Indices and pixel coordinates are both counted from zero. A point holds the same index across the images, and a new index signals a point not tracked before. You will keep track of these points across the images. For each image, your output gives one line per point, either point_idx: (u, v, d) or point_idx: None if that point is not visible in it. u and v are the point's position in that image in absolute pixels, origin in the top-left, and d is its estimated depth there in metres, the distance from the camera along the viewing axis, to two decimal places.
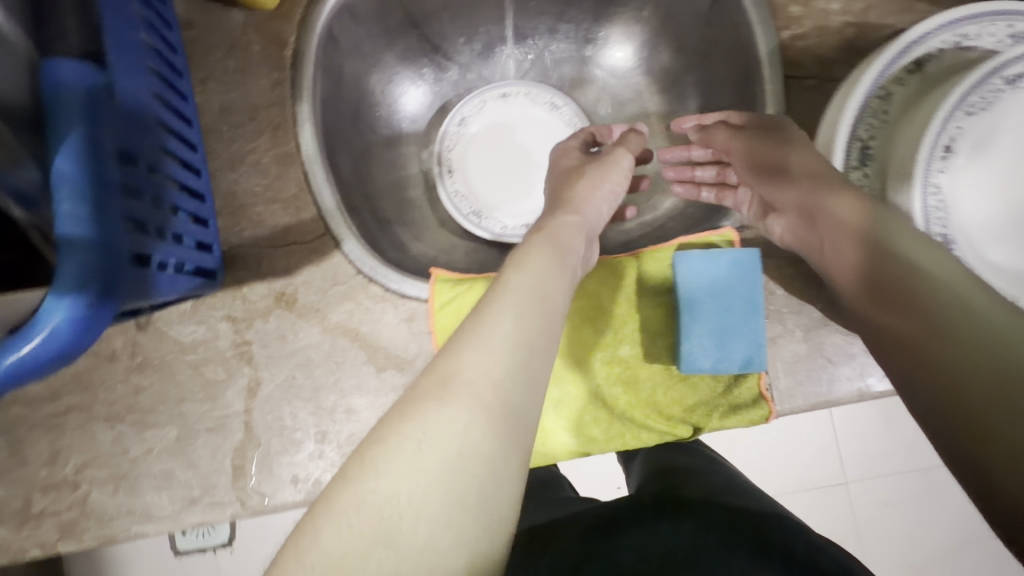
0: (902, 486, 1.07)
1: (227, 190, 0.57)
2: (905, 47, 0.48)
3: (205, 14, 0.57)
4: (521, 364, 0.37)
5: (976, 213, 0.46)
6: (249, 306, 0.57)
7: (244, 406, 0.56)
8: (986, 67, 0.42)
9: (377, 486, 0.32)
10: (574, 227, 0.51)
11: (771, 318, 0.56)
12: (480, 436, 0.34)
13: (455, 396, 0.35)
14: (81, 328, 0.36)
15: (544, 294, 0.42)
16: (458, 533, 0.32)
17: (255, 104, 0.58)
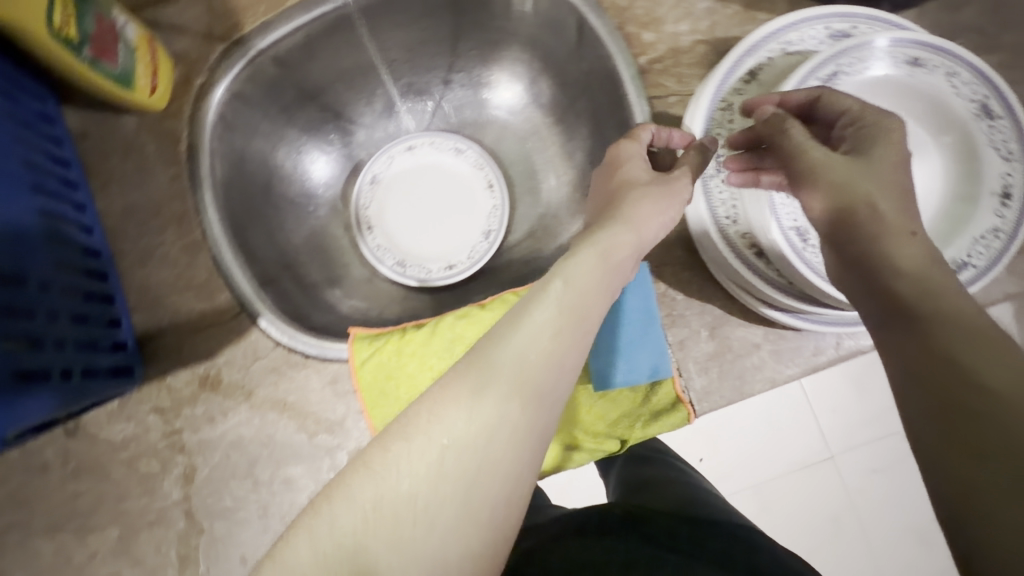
0: (880, 452, 1.00)
1: (139, 286, 0.59)
2: (735, 61, 0.53)
3: (98, 124, 0.60)
4: (550, 386, 0.38)
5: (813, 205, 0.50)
6: (175, 395, 0.58)
7: (182, 494, 0.57)
8: (800, 72, 0.47)
9: (399, 483, 0.34)
10: (629, 249, 0.45)
11: (680, 323, 0.58)
12: (502, 450, 0.36)
13: (483, 402, 0.36)
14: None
15: (585, 308, 0.41)
16: (464, 546, 0.33)
17: (157, 201, 0.60)
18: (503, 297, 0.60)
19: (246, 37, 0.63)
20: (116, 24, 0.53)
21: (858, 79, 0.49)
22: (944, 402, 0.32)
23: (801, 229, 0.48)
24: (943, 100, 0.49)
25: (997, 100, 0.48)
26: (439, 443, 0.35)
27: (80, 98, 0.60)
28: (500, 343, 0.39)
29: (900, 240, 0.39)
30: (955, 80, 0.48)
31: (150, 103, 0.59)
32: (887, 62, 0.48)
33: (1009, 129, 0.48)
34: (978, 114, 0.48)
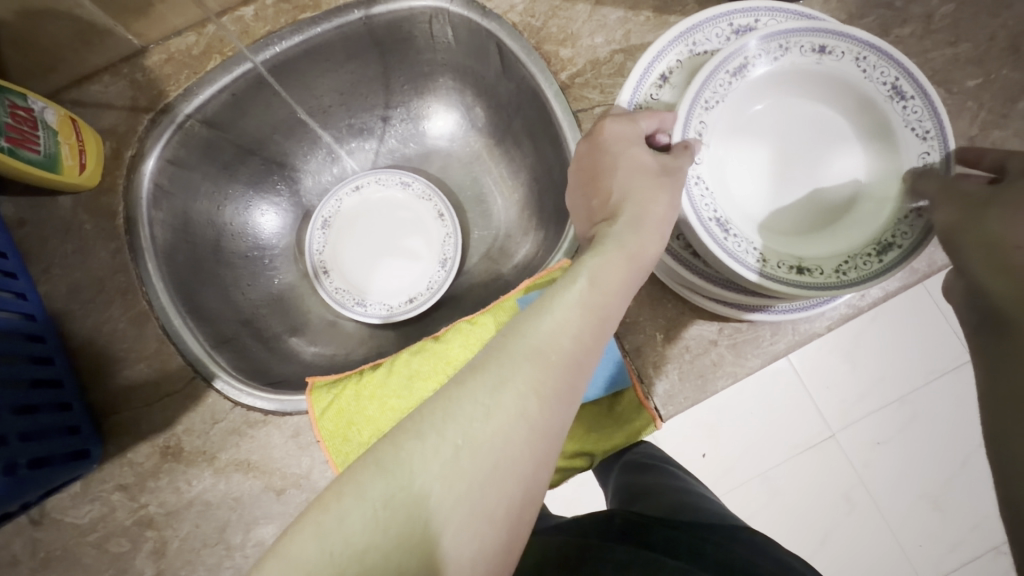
0: (886, 424, 0.97)
1: (92, 365, 0.58)
2: (646, 68, 0.54)
3: (34, 209, 0.60)
4: (569, 387, 0.35)
5: (731, 195, 0.51)
6: (138, 469, 0.57)
7: (155, 569, 0.56)
8: (709, 67, 0.48)
9: (410, 483, 0.31)
10: (651, 240, 0.42)
11: (634, 330, 0.58)
12: (520, 451, 0.33)
13: (502, 402, 0.33)
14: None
15: (608, 303, 0.38)
16: (478, 547, 0.31)
17: (100, 277, 0.60)
18: (458, 324, 0.59)
19: (172, 104, 0.64)
20: (32, 110, 0.55)
21: (766, 72, 0.50)
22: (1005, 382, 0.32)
23: (721, 220, 0.48)
24: (854, 85, 0.49)
25: (907, 81, 0.47)
26: (456, 442, 0.32)
27: (14, 185, 0.60)
28: (520, 337, 0.35)
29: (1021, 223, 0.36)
30: (864, 65, 0.48)
31: (82, 182, 0.59)
32: (794, 52, 0.49)
33: (923, 108, 0.47)
34: (891, 96, 0.48)
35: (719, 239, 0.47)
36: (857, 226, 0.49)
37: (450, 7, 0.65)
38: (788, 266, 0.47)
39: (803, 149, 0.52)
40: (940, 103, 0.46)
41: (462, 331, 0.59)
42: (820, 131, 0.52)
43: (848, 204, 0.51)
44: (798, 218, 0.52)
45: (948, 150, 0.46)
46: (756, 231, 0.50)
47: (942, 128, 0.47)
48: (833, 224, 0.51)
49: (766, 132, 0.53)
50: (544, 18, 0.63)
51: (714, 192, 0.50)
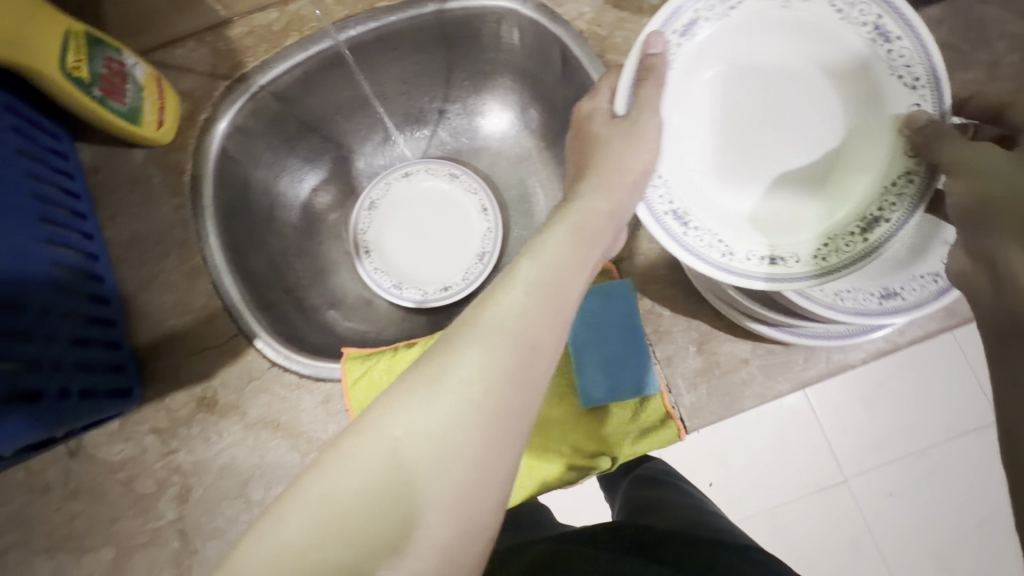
0: (902, 475, 0.96)
1: (141, 312, 0.61)
2: None
3: (109, 159, 0.64)
4: (522, 362, 0.34)
5: (699, 163, 0.50)
6: (172, 415, 0.59)
7: (176, 514, 0.58)
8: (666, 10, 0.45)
9: (349, 483, 0.31)
10: (603, 217, 0.44)
11: (665, 339, 0.59)
12: (465, 436, 0.32)
13: (444, 389, 0.33)
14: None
15: (562, 285, 0.38)
16: (432, 543, 0.31)
17: (160, 229, 0.63)
18: None
19: (248, 75, 0.67)
20: (125, 65, 0.58)
21: (719, 24, 0.48)
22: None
23: (678, 213, 0.48)
24: (829, 27, 0.46)
25: (891, 19, 0.43)
26: (397, 434, 0.32)
27: (94, 134, 0.64)
28: (467, 324, 0.36)
29: None
30: (838, 4, 0.45)
31: (157, 138, 0.62)
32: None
33: (912, 50, 0.43)
34: (875, 37, 0.45)
35: (677, 237, 0.46)
36: (831, 202, 0.48)
37: (521, 10, 0.67)
38: (760, 259, 0.47)
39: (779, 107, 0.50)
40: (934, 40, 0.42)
41: None
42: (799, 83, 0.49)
43: (832, 166, 0.49)
44: (780, 184, 0.50)
45: (941, 97, 0.43)
46: (723, 216, 0.49)
47: (934, 73, 0.43)
48: (817, 193, 0.49)
49: (737, 87, 0.50)
50: (610, 28, 0.65)
51: (673, 182, 0.49)
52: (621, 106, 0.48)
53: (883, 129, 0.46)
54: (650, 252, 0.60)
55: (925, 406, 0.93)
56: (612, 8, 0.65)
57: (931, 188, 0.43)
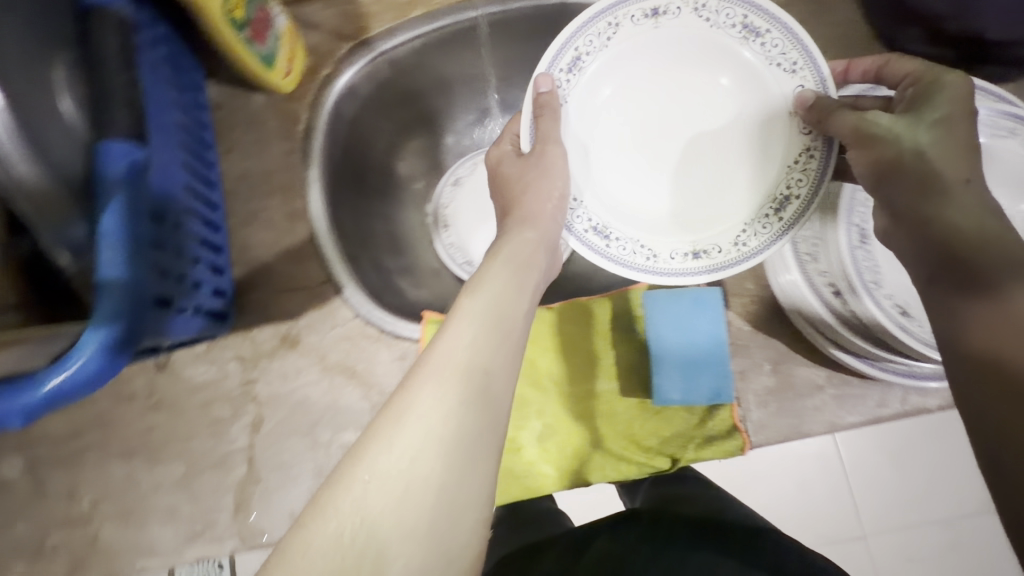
0: (928, 544, 0.88)
1: (242, 245, 0.64)
2: None
3: (232, 98, 0.67)
4: (477, 391, 0.37)
5: (618, 175, 0.56)
6: (256, 347, 0.62)
7: (247, 441, 0.60)
8: (553, 46, 0.50)
9: (321, 540, 0.30)
10: (532, 248, 0.49)
11: (741, 352, 0.59)
12: (430, 469, 0.33)
13: (409, 421, 0.35)
14: (93, 376, 0.37)
15: (505, 321, 0.42)
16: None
17: (271, 171, 0.66)
18: (569, 303, 0.60)
19: (371, 39, 0.70)
20: (271, 15, 0.61)
21: (603, 55, 0.53)
22: (1003, 390, 0.31)
23: (598, 228, 0.54)
24: (702, 35, 0.52)
25: (756, 17, 0.49)
26: (368, 470, 0.33)
27: (221, 72, 0.67)
28: (419, 365, 0.38)
29: (963, 205, 0.37)
30: (705, 13, 0.51)
31: (282, 86, 0.65)
32: (629, 22, 0.52)
33: (781, 38, 0.49)
34: (746, 34, 0.51)
35: (595, 248, 0.52)
36: (743, 188, 0.53)
37: None
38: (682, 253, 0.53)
39: (678, 114, 0.56)
40: (802, 33, 0.48)
41: (571, 311, 0.60)
42: (692, 88, 0.55)
43: (744, 155, 0.54)
44: (694, 182, 0.55)
45: (818, 70, 0.48)
46: (643, 224, 0.55)
47: (808, 54, 0.48)
48: (728, 182, 0.54)
49: (635, 101, 0.56)
50: None
51: (596, 202, 0.55)
52: (526, 144, 0.54)
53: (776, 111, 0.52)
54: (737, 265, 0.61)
55: (960, 477, 0.84)
56: None
57: (831, 156, 0.49)
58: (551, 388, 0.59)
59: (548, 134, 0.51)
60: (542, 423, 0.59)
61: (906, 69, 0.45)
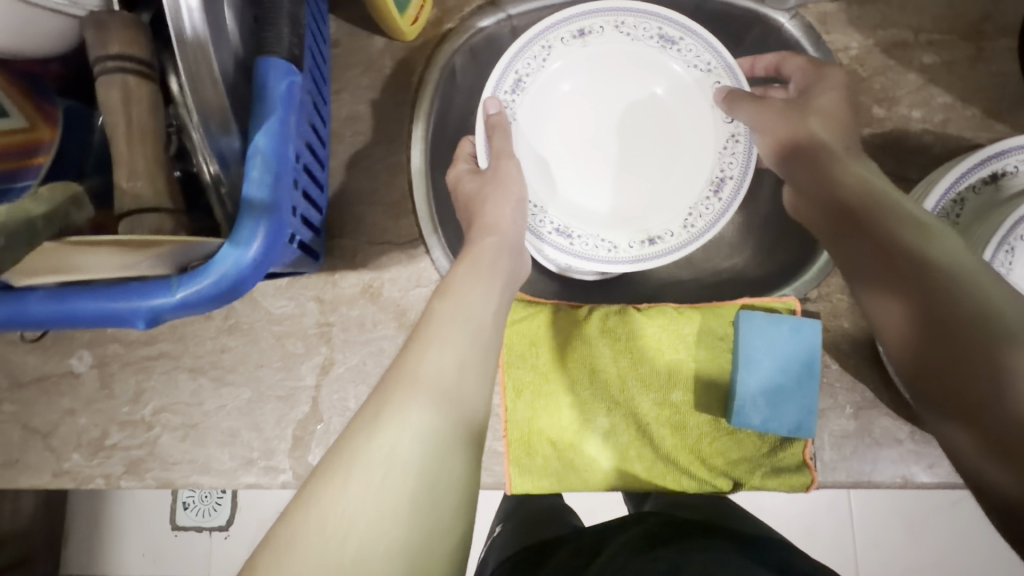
0: None
1: (339, 187, 0.64)
2: (965, 171, 0.52)
3: (353, 38, 0.66)
4: (456, 384, 0.46)
5: (575, 179, 0.71)
6: (338, 291, 0.62)
7: (314, 381, 0.60)
8: (501, 61, 0.63)
9: (322, 522, 0.36)
10: (495, 251, 0.57)
11: (825, 391, 0.58)
12: (407, 452, 0.41)
13: (386, 421, 0.42)
14: (225, 288, 0.36)
15: (471, 314, 0.50)
16: (406, 551, 0.37)
17: (380, 119, 0.65)
18: (658, 307, 0.59)
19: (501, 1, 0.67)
20: None
21: (543, 74, 0.67)
22: (938, 348, 0.38)
23: (560, 228, 0.67)
24: (627, 47, 0.68)
25: (669, 29, 0.65)
26: (357, 453, 0.40)
27: (348, 11, 0.65)
28: (399, 364, 0.46)
29: (849, 169, 0.52)
30: (626, 28, 0.66)
31: (405, 33, 0.63)
32: (560, 43, 0.66)
33: (694, 43, 0.65)
34: (664, 43, 0.67)
35: (550, 239, 0.66)
36: (686, 170, 0.69)
37: (785, 24, 0.64)
38: (637, 242, 0.67)
39: (619, 118, 0.71)
40: (710, 37, 0.64)
41: (660, 316, 0.59)
42: (624, 94, 0.70)
43: (678, 144, 0.70)
44: (643, 172, 0.71)
45: (727, 62, 0.65)
46: (598, 223, 0.69)
47: (718, 55, 0.65)
48: (669, 171, 0.70)
49: (579, 109, 0.70)
50: (871, 71, 0.63)
51: (555, 208, 0.69)
52: (483, 160, 0.65)
53: (701, 101, 0.68)
54: (839, 303, 0.59)
55: (962, 556, 0.87)
56: (879, 52, 0.63)
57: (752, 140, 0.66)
58: (623, 388, 0.58)
59: (501, 150, 0.63)
60: (609, 420, 0.58)
61: (797, 63, 0.62)
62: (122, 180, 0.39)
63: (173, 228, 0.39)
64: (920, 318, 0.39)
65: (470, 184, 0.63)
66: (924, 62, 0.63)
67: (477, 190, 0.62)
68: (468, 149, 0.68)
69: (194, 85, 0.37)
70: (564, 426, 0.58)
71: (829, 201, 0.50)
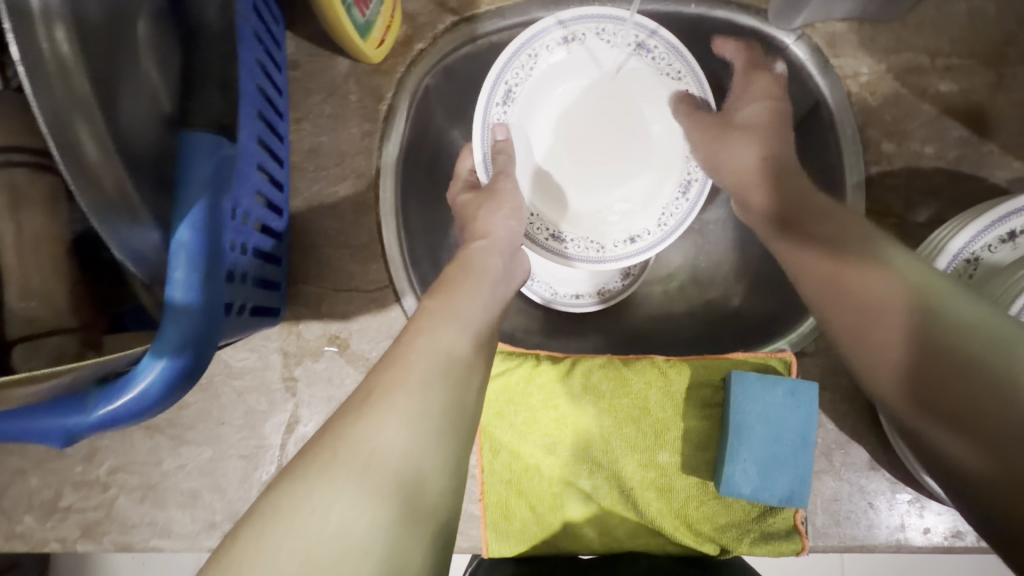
0: None
1: (301, 228, 0.58)
2: (981, 229, 0.47)
3: (313, 59, 0.59)
4: (450, 378, 0.39)
5: (570, 187, 0.65)
6: (303, 343, 0.57)
7: (279, 440, 0.57)
8: (489, 78, 0.58)
9: (299, 509, 0.30)
10: (488, 253, 0.52)
11: (819, 452, 0.55)
12: (394, 435, 0.35)
13: (374, 407, 0.36)
14: (154, 400, 0.33)
15: (461, 303, 0.45)
16: (393, 539, 0.31)
17: (345, 151, 0.59)
18: (643, 360, 0.56)
19: (478, 17, 0.60)
20: None
21: (532, 83, 0.62)
22: (920, 345, 0.36)
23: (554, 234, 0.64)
24: (606, 53, 0.62)
25: (646, 37, 0.59)
26: (344, 438, 0.34)
27: (307, 28, 0.59)
28: (387, 355, 0.40)
29: (787, 174, 0.53)
30: (605, 34, 0.60)
31: (371, 56, 0.57)
32: (545, 51, 0.61)
33: (666, 52, 0.60)
34: (640, 51, 0.61)
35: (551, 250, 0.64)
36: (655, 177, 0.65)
37: (789, 45, 0.59)
38: (623, 240, 0.64)
39: (605, 122, 0.64)
40: (683, 47, 0.59)
41: (646, 370, 0.56)
42: (612, 94, 0.64)
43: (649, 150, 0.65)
44: (627, 179, 0.64)
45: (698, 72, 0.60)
46: (595, 230, 0.65)
47: (689, 64, 0.60)
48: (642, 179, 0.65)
49: (573, 113, 0.64)
50: (884, 100, 0.57)
51: (552, 217, 0.65)
52: (484, 175, 0.61)
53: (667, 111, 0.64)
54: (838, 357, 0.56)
55: None
56: (894, 79, 0.57)
57: None
58: (606, 448, 0.55)
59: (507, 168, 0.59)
60: (591, 482, 0.55)
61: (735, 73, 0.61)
62: (13, 301, 0.38)
63: (76, 349, 0.39)
64: (885, 315, 0.39)
65: (466, 199, 0.58)
66: (940, 91, 0.57)
67: (472, 201, 0.57)
68: (467, 164, 0.62)
69: (69, 148, 0.34)
70: (544, 489, 0.55)
71: (784, 201, 0.51)
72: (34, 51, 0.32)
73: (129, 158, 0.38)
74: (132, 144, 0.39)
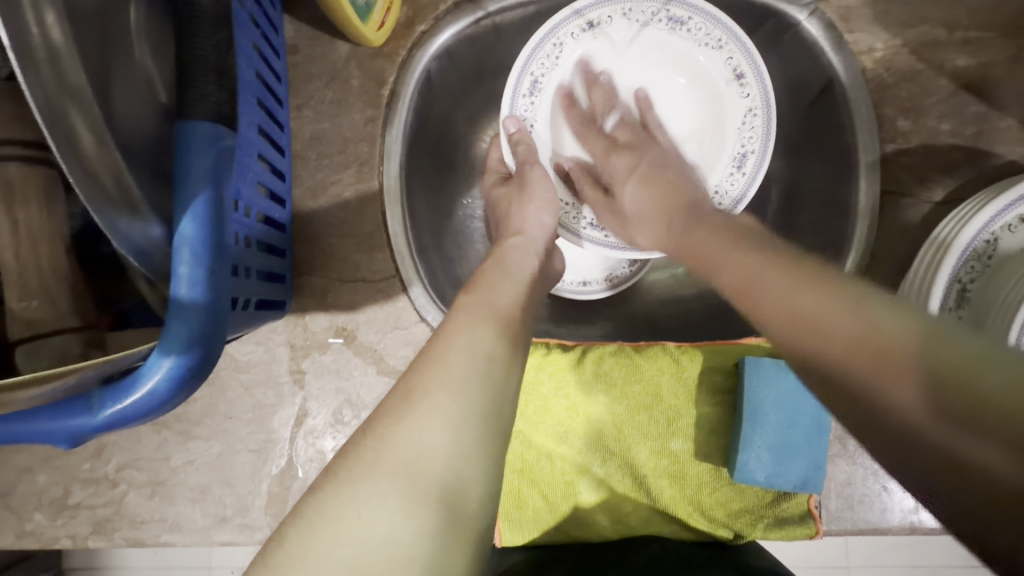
0: None
1: (304, 218, 0.57)
2: (1003, 208, 0.46)
3: (312, 43, 0.57)
4: (494, 376, 0.36)
5: None
6: (309, 335, 0.56)
7: (288, 433, 0.56)
8: (512, 72, 0.57)
9: (343, 514, 0.28)
10: (520, 249, 0.49)
11: (833, 436, 0.55)
12: (438, 436, 0.31)
13: (416, 407, 0.32)
14: (160, 401, 0.32)
15: (497, 302, 0.41)
16: (439, 550, 0.28)
17: (347, 138, 0.58)
18: (654, 346, 0.55)
19: None
20: None
21: (560, 71, 0.60)
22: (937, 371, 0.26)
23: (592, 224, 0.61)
24: (638, 32, 0.60)
25: (677, 8, 0.57)
26: (384, 439, 0.31)
27: (305, 11, 0.57)
28: (425, 349, 0.37)
29: (686, 225, 0.48)
30: (634, 12, 0.58)
31: (371, 40, 0.55)
32: (570, 39, 0.59)
33: (702, 22, 0.57)
34: (672, 25, 0.58)
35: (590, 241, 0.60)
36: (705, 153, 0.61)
37: (802, 21, 0.56)
38: None
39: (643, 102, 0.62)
40: (722, 14, 0.55)
41: (659, 357, 0.55)
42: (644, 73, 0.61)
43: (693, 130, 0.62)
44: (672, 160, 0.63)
45: (740, 41, 0.56)
46: None
47: (731, 33, 0.56)
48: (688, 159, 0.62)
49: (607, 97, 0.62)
50: (899, 77, 0.56)
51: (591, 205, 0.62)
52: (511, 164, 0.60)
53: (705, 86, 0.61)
54: None
55: None
56: (910, 54, 0.56)
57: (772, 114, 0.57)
58: (619, 436, 0.54)
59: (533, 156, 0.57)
60: (603, 471, 0.54)
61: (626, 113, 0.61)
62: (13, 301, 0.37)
63: (80, 349, 0.38)
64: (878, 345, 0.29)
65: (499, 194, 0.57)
66: (957, 66, 0.55)
67: (506, 198, 0.56)
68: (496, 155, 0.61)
69: (66, 139, 0.33)
70: (556, 478, 0.54)
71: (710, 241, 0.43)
72: (23, 35, 0.30)
73: (122, 151, 0.37)
74: (125, 131, 0.38)
